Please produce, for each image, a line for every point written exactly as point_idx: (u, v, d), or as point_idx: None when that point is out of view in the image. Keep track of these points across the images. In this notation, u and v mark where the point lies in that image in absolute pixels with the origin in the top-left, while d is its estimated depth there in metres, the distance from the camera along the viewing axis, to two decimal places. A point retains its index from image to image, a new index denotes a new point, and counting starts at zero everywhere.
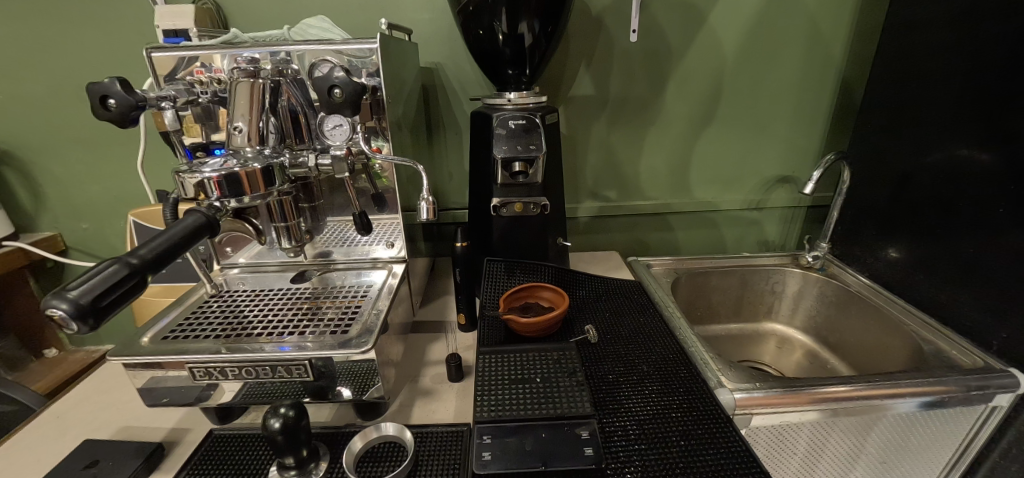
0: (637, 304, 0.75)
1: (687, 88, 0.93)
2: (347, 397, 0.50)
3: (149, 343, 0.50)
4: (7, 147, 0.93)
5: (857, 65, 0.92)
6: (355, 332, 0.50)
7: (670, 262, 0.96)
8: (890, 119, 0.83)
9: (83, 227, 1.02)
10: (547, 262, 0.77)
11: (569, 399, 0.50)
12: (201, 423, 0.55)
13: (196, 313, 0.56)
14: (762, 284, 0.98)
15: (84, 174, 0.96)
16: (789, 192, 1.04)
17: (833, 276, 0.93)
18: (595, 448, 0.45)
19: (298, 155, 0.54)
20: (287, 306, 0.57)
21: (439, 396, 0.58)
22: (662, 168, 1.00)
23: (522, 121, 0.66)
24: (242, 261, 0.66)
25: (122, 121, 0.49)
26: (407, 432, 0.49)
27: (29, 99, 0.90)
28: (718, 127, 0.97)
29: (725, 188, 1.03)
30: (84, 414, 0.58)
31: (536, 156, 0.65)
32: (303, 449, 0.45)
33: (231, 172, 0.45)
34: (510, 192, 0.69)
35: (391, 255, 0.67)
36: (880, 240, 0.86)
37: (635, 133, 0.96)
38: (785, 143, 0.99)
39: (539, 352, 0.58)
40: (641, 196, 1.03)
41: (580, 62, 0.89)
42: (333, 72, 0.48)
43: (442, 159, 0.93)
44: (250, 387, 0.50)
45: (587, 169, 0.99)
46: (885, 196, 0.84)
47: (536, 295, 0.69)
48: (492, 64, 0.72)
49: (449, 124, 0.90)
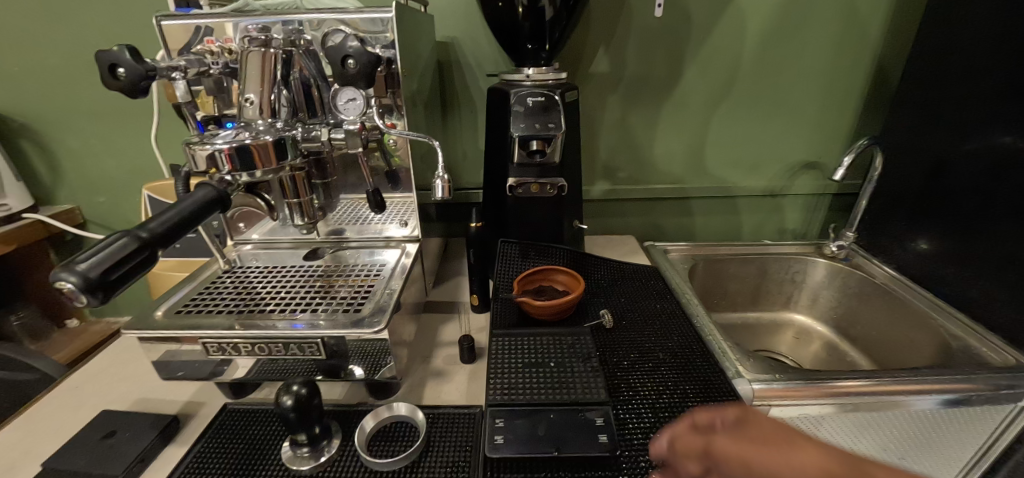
0: (652, 290, 0.73)
1: (712, 67, 0.88)
2: (359, 376, 0.50)
3: (162, 317, 0.50)
4: (25, 119, 0.94)
5: (895, 45, 0.87)
6: (368, 310, 0.50)
7: (688, 248, 0.94)
8: (928, 105, 0.78)
9: (99, 200, 1.02)
10: (562, 244, 0.75)
11: (581, 385, 0.49)
12: (216, 398, 0.56)
13: (209, 288, 0.56)
14: (782, 273, 0.95)
15: (99, 147, 0.96)
16: (815, 178, 1.00)
17: (858, 266, 0.90)
18: (610, 434, 0.44)
19: (310, 129, 0.52)
20: (299, 283, 0.57)
21: (451, 377, 0.58)
22: (681, 150, 0.96)
23: (540, 98, 0.63)
24: (254, 237, 0.65)
25: (132, 91, 0.48)
26: (419, 412, 0.49)
27: (42, 70, 0.89)
28: (742, 107, 0.92)
29: (748, 171, 0.99)
30: (101, 386, 0.59)
31: (555, 134, 0.63)
32: (315, 426, 0.44)
33: (242, 144, 0.43)
34: (526, 172, 0.67)
35: (404, 235, 0.66)
36: (911, 231, 0.82)
37: (654, 114, 0.92)
38: (812, 126, 0.95)
39: (552, 336, 0.57)
40: (659, 179, 0.99)
41: (601, 37, 0.86)
42: (346, 41, 0.45)
43: (455, 137, 0.90)
44: (263, 364, 0.50)
45: (603, 149, 0.96)
46: (920, 185, 0.80)
47: (550, 278, 0.68)
48: (510, 37, 0.69)
49: (464, 100, 0.87)
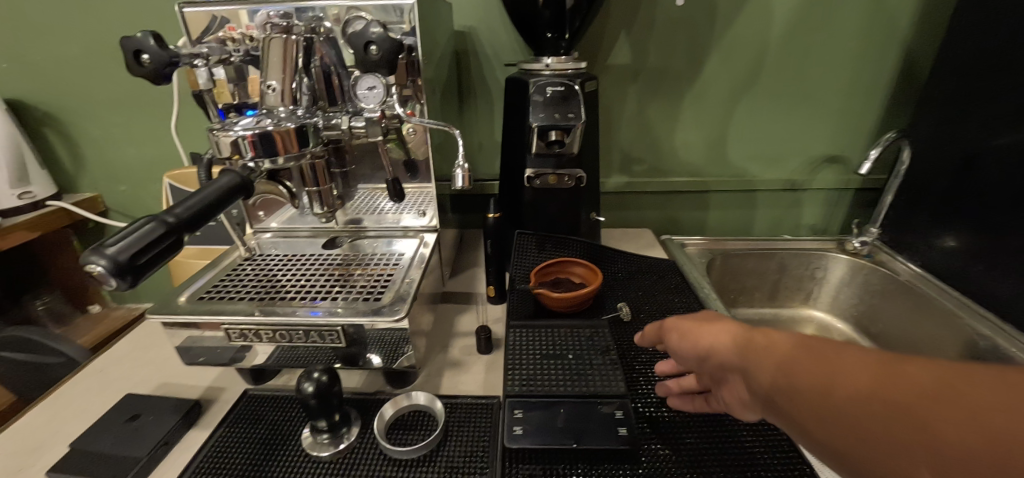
0: (670, 284, 0.72)
1: (734, 57, 0.86)
2: (377, 364, 0.50)
3: (185, 302, 0.50)
4: (49, 108, 0.95)
5: (925, 35, 0.84)
6: (387, 299, 0.50)
7: (705, 243, 0.92)
8: (959, 97, 0.76)
9: (120, 189, 1.04)
10: (578, 237, 0.74)
11: (600, 378, 0.49)
12: (236, 383, 0.56)
13: (230, 275, 0.56)
14: (801, 269, 0.94)
15: (120, 136, 0.98)
16: (837, 173, 0.98)
17: (881, 263, 0.88)
18: (630, 427, 0.43)
19: (331, 117, 0.52)
20: (318, 271, 0.57)
21: (467, 367, 0.58)
22: (700, 142, 0.95)
23: (559, 88, 0.62)
24: (273, 226, 0.66)
25: (155, 78, 0.48)
26: (437, 402, 0.49)
27: (65, 59, 0.90)
28: (764, 99, 0.90)
29: (769, 165, 0.97)
30: (125, 370, 0.60)
31: (574, 125, 0.62)
32: (335, 414, 0.45)
33: (265, 131, 0.44)
34: (544, 163, 0.67)
35: (422, 225, 0.65)
36: (938, 227, 0.80)
37: (673, 106, 0.91)
38: (836, 119, 0.92)
39: (570, 329, 0.57)
40: (676, 172, 0.98)
41: (620, 27, 0.84)
42: (368, 27, 0.45)
43: (472, 128, 0.90)
44: (284, 351, 0.50)
45: (619, 141, 0.95)
46: (948, 180, 0.78)
47: (567, 270, 0.67)
48: (529, 26, 0.68)
49: (481, 91, 0.86)
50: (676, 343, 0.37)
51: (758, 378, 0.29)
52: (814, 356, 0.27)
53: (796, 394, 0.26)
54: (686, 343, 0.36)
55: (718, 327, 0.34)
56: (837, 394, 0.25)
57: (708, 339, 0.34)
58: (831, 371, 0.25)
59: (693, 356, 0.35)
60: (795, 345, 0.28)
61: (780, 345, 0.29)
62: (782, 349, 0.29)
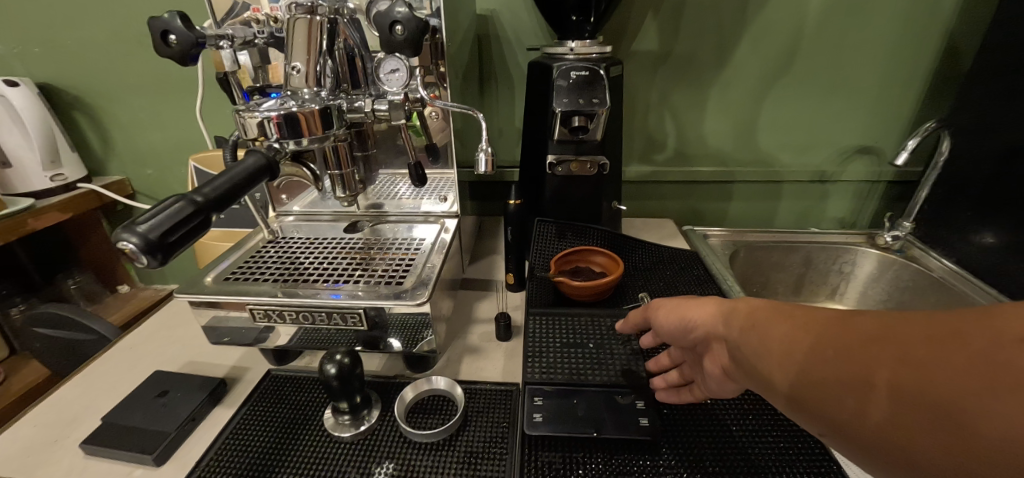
0: (692, 276, 0.70)
1: (763, 43, 0.83)
2: (397, 348, 0.50)
3: (212, 282, 0.51)
4: (79, 93, 0.97)
5: (971, 18, 0.79)
6: (409, 284, 0.50)
7: (728, 234, 0.90)
8: (1006, 86, 0.71)
9: (147, 172, 1.06)
10: (599, 225, 0.73)
11: (620, 367, 0.48)
12: (259, 363, 0.57)
13: (254, 257, 0.57)
14: (828, 263, 0.91)
15: (146, 120, 1.00)
16: (869, 164, 0.94)
17: (913, 258, 0.84)
18: (651, 419, 0.43)
19: (354, 99, 0.52)
20: (340, 255, 0.57)
21: (486, 354, 0.57)
22: (725, 131, 0.92)
23: (583, 72, 0.60)
24: (296, 209, 0.66)
25: (182, 59, 0.48)
26: (457, 387, 0.49)
27: (93, 44, 0.92)
28: (793, 87, 0.87)
29: (796, 156, 0.94)
30: (152, 347, 0.61)
31: (598, 110, 0.60)
32: (357, 396, 0.45)
33: (290, 112, 0.43)
34: (566, 149, 0.66)
35: (443, 211, 0.65)
36: (976, 223, 0.76)
37: (698, 94, 0.88)
38: (871, 108, 0.88)
39: (591, 317, 0.56)
40: (700, 161, 0.96)
41: (646, 11, 0.82)
42: (394, 7, 0.44)
43: (492, 114, 0.89)
44: (306, 332, 0.50)
45: (641, 129, 0.93)
46: (990, 173, 0.74)
47: (587, 259, 0.67)
48: (554, 8, 0.66)
49: (502, 76, 0.85)
50: (665, 316, 0.42)
51: (735, 337, 0.34)
52: (780, 317, 0.31)
53: (759, 347, 0.32)
54: (675, 314, 0.41)
55: (706, 301, 0.40)
56: (791, 348, 0.29)
57: (696, 310, 0.39)
58: (790, 327, 0.30)
59: (680, 326, 0.41)
60: (768, 308, 0.33)
61: (757, 310, 0.34)
62: (756, 312, 0.33)
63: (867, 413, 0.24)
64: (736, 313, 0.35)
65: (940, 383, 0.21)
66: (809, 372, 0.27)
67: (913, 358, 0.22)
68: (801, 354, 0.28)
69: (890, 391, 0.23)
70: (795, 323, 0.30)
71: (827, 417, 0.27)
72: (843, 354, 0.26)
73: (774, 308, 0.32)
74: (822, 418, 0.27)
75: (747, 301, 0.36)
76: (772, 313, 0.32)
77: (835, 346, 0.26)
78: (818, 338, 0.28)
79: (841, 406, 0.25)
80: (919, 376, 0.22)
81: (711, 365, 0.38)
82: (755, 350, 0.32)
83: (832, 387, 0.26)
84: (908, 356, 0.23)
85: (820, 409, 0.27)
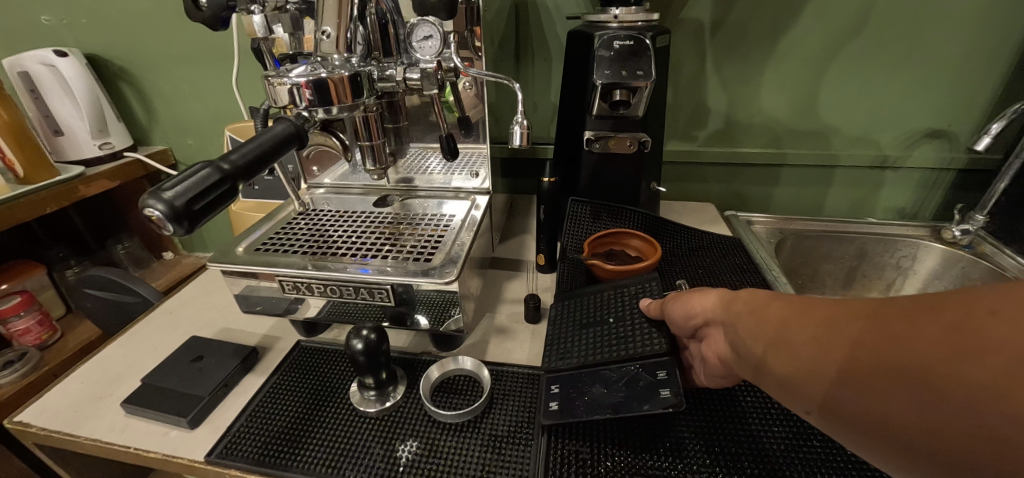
0: (734, 264, 0.66)
1: (825, 13, 0.76)
2: (425, 325, 0.49)
3: (243, 252, 0.51)
4: (123, 63, 1.00)
5: None
6: (438, 261, 0.48)
7: (774, 221, 0.85)
8: None
9: (187, 142, 1.09)
10: (636, 206, 0.69)
11: (642, 338, 0.44)
12: (289, 333, 0.58)
13: (285, 228, 0.57)
14: (884, 257, 0.84)
15: (186, 91, 1.02)
16: (940, 149, 0.85)
17: (983, 256, 0.77)
18: (673, 389, 0.39)
19: (385, 68, 0.50)
20: (369, 229, 0.56)
21: (514, 335, 0.56)
22: (775, 111, 0.85)
23: (628, 41, 0.56)
24: (326, 182, 0.66)
25: (213, 23, 0.47)
26: (484, 369, 0.48)
27: (134, 13, 0.93)
28: (854, 62, 0.79)
29: (855, 138, 0.86)
30: (191, 313, 0.63)
31: (642, 84, 0.55)
32: (382, 372, 0.44)
33: (319, 78, 0.42)
34: (603, 125, 0.62)
35: (474, 187, 0.64)
36: None
37: (747, 69, 0.82)
38: (945, 86, 0.79)
39: (617, 289, 0.52)
40: (746, 142, 0.89)
41: None
42: None
43: (527, 87, 0.85)
44: (335, 305, 0.50)
45: (684, 107, 0.87)
46: None
47: (622, 242, 0.64)
48: None
49: (538, 47, 0.81)
50: (675, 306, 0.42)
51: (733, 322, 0.35)
52: (773, 305, 0.32)
53: (753, 331, 0.32)
54: (680, 304, 0.42)
55: (709, 293, 0.40)
56: (778, 331, 0.29)
57: (699, 301, 0.40)
58: (780, 313, 0.30)
59: (685, 312, 0.41)
60: (766, 296, 0.33)
61: (755, 298, 0.34)
62: (753, 301, 0.34)
63: (848, 387, 0.24)
64: (737, 301, 0.36)
65: (912, 356, 0.21)
66: (797, 352, 0.27)
67: (893, 332, 0.22)
68: (790, 333, 0.29)
69: (870, 364, 0.23)
70: (791, 309, 0.30)
71: (812, 394, 0.27)
72: (831, 334, 0.26)
73: (772, 296, 0.33)
74: (809, 396, 0.27)
75: (749, 290, 0.36)
76: (770, 301, 0.32)
77: (821, 327, 0.27)
78: (808, 321, 0.28)
79: (823, 384, 0.26)
80: (891, 348, 0.22)
81: (707, 350, 0.39)
82: (750, 334, 0.32)
83: (817, 366, 0.26)
84: (889, 330, 0.23)
85: (805, 387, 0.27)
